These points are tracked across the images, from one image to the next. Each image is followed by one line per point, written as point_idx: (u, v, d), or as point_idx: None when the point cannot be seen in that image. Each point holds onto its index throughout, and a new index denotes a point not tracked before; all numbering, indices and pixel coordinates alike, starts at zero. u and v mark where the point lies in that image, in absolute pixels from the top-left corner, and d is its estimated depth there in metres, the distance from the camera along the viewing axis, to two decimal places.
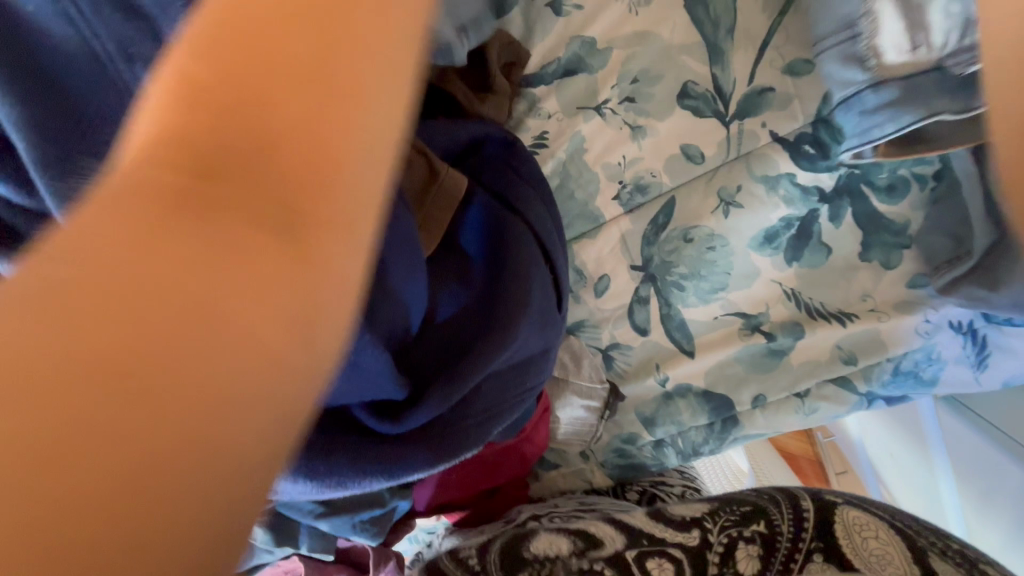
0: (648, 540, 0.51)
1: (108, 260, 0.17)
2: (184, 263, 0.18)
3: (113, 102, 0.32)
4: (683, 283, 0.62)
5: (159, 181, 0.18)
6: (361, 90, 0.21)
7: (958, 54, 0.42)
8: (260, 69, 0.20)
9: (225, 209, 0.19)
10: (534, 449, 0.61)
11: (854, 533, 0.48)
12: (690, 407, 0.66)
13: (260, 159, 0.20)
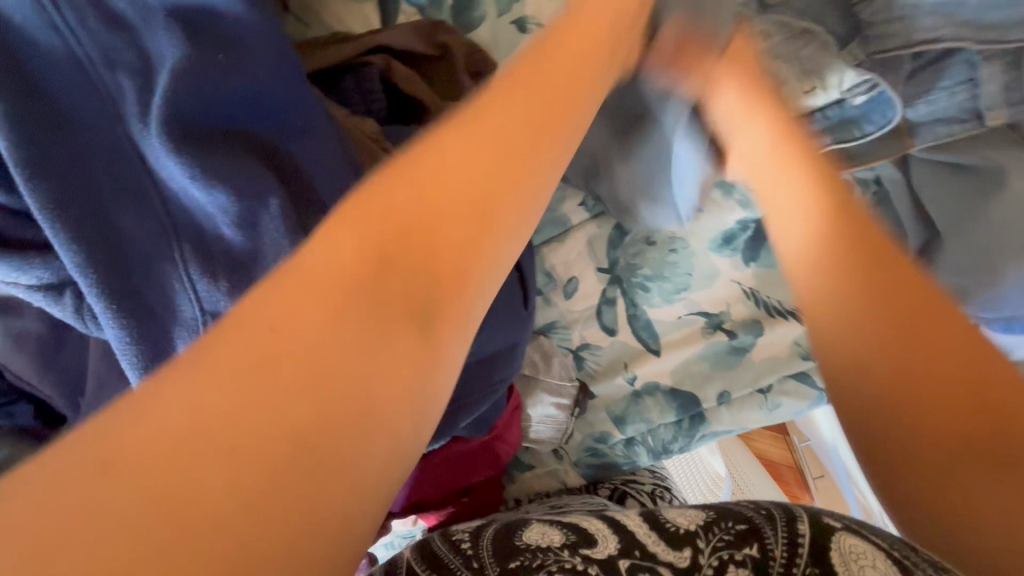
0: (639, 550, 0.39)
1: (307, 326, 0.25)
2: (350, 331, 0.26)
3: (91, 104, 0.34)
4: (647, 284, 0.65)
5: (351, 265, 0.27)
6: (491, 228, 0.32)
7: (852, 89, 0.53)
8: (438, 194, 0.31)
9: (383, 291, 0.28)
10: (506, 449, 0.63)
11: (851, 562, 0.35)
12: (658, 405, 0.68)
13: (422, 254, 0.29)
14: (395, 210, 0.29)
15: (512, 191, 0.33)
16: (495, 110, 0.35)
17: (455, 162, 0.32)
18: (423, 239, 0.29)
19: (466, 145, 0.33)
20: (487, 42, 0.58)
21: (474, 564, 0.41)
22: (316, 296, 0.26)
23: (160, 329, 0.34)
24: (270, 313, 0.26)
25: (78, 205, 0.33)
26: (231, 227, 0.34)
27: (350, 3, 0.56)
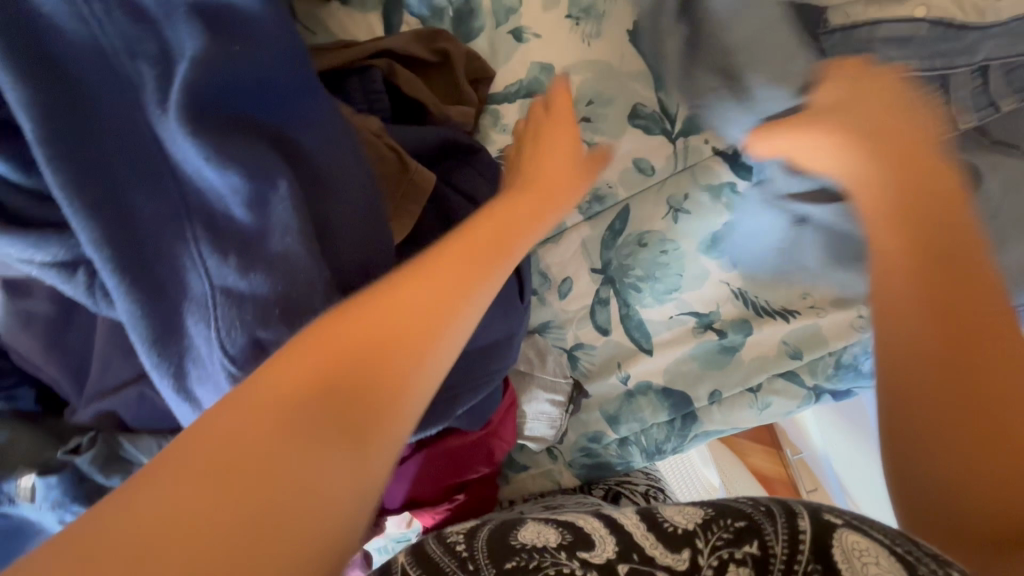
0: (638, 553, 0.39)
1: (243, 439, 0.27)
2: (291, 457, 0.28)
3: (112, 90, 0.36)
4: (639, 285, 0.67)
5: (290, 392, 0.30)
6: (425, 353, 0.33)
7: None
8: (391, 322, 0.33)
9: (315, 414, 0.29)
10: (501, 446, 0.63)
11: (855, 560, 0.35)
12: (651, 404, 0.70)
13: (367, 382, 0.31)
14: (337, 341, 0.32)
15: (458, 323, 0.36)
16: (455, 249, 0.40)
17: (413, 295, 0.35)
18: (358, 366, 0.31)
19: (424, 279, 0.36)
20: (486, 52, 0.61)
21: (469, 566, 0.40)
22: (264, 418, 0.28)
23: (173, 303, 0.36)
24: (218, 437, 0.27)
25: (95, 185, 0.35)
26: (242, 207, 0.36)
27: (355, 13, 0.59)
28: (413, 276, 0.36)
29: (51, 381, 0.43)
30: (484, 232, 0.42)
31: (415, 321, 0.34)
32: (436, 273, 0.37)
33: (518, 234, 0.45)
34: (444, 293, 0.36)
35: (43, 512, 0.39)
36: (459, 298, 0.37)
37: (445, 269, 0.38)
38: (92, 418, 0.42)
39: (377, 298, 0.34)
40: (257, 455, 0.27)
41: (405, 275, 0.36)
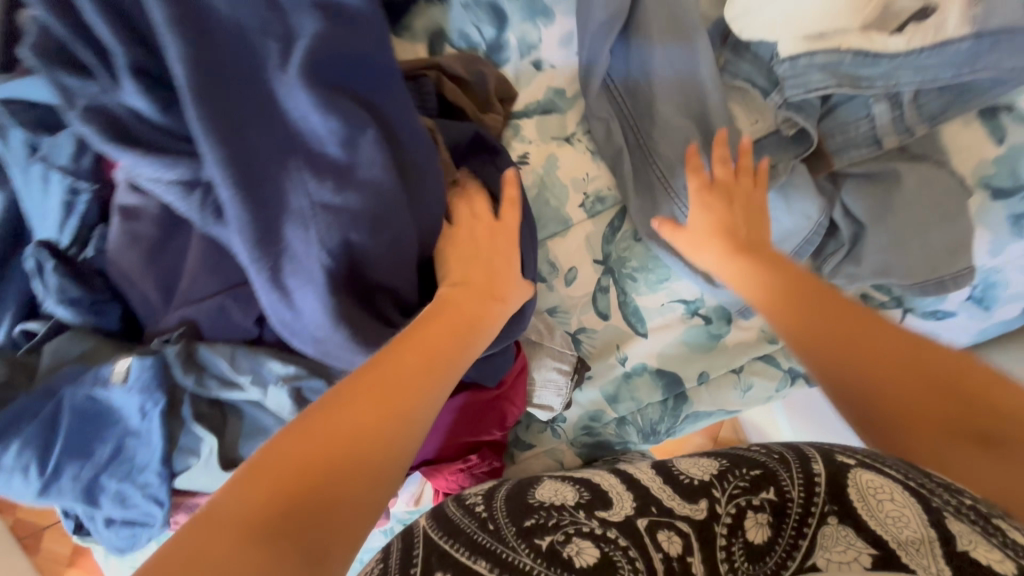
0: (656, 507, 0.45)
1: (211, 542, 0.31)
2: (269, 560, 0.32)
3: (244, 57, 0.46)
4: (635, 275, 0.77)
5: (256, 502, 0.34)
6: (379, 457, 0.38)
7: (784, 121, 0.68)
8: (346, 431, 0.38)
9: (278, 518, 0.33)
10: (512, 411, 0.69)
11: (869, 497, 0.40)
12: (646, 384, 0.77)
13: (328, 485, 0.36)
14: (297, 452, 0.36)
15: (407, 426, 0.41)
16: (407, 352, 0.44)
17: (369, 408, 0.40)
18: (318, 471, 0.36)
19: (376, 387, 0.41)
20: (511, 78, 0.74)
21: (492, 529, 0.46)
22: (239, 531, 0.32)
23: (278, 215, 0.45)
24: (209, 549, 0.31)
25: (223, 121, 0.45)
26: (336, 145, 0.47)
27: (405, 44, 0.73)
28: (364, 385, 0.41)
29: (145, 294, 0.50)
30: (434, 332, 0.47)
31: (369, 430, 0.39)
32: (389, 379, 0.42)
33: (471, 323, 0.50)
34: (391, 397, 0.41)
35: (131, 396, 0.45)
36: (410, 399, 0.42)
37: (396, 378, 0.42)
38: (179, 323, 0.48)
39: (332, 409, 0.39)
40: (224, 556, 0.31)
41: (355, 381, 0.41)
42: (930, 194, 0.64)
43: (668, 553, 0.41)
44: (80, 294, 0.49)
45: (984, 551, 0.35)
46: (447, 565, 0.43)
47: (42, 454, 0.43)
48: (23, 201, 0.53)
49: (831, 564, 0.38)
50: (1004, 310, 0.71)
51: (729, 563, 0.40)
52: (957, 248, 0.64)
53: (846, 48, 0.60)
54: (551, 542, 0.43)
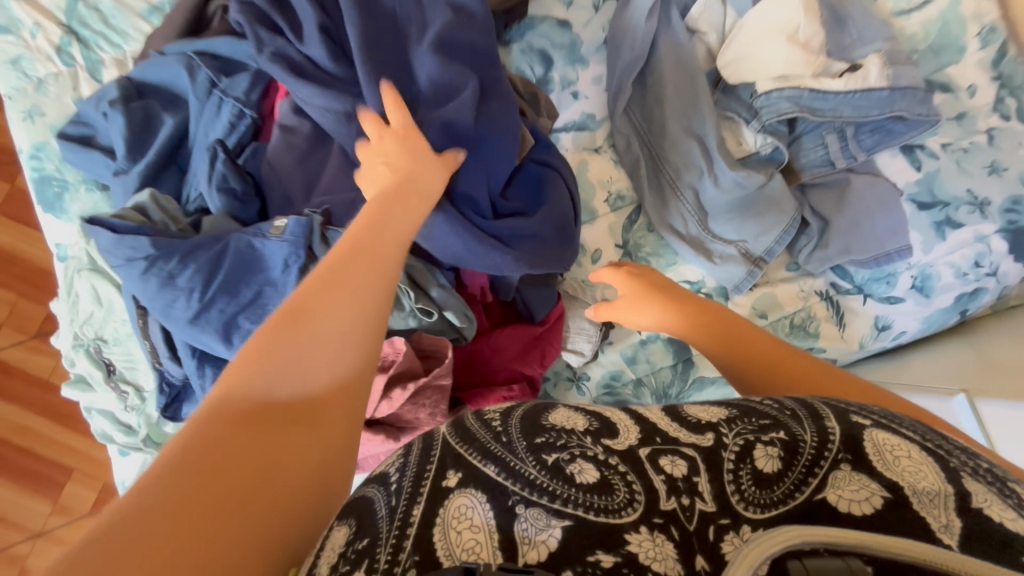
0: (661, 437, 0.39)
1: (213, 433, 0.36)
2: (265, 436, 0.37)
3: (393, 29, 0.66)
4: (649, 259, 0.92)
5: (250, 396, 0.39)
6: (358, 343, 0.44)
7: (764, 141, 0.88)
8: (321, 324, 0.43)
9: (274, 405, 0.39)
10: (551, 352, 0.79)
11: (886, 452, 0.38)
12: (660, 350, 0.89)
13: (299, 375, 0.41)
14: (275, 348, 0.41)
15: (378, 315, 0.46)
16: (342, 265, 0.47)
17: (324, 308, 0.43)
18: (301, 361, 0.41)
19: (324, 295, 0.44)
20: (554, 101, 0.94)
21: (503, 440, 0.39)
22: (234, 422, 0.37)
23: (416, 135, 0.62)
24: (210, 436, 0.36)
25: (377, 64, 0.63)
26: (453, 89, 0.65)
27: None
28: (331, 284, 0.45)
29: (288, 193, 0.66)
30: (368, 246, 0.50)
31: (328, 328, 0.43)
32: (328, 287, 0.45)
33: (397, 238, 0.53)
34: (358, 292, 0.46)
35: (279, 249, 0.58)
36: (374, 292, 0.47)
37: (343, 288, 0.45)
38: (319, 207, 0.63)
39: (302, 307, 0.43)
40: (224, 439, 0.36)
41: (319, 282, 0.45)
42: (874, 193, 0.86)
43: (671, 476, 0.37)
44: (237, 186, 0.64)
45: (999, 509, 0.35)
46: (456, 467, 0.38)
47: (205, 284, 0.57)
48: (196, 124, 0.69)
49: (847, 502, 0.36)
50: (940, 298, 0.89)
51: (736, 492, 0.37)
52: (898, 232, 0.86)
53: (803, 87, 0.84)
54: (557, 459, 0.37)
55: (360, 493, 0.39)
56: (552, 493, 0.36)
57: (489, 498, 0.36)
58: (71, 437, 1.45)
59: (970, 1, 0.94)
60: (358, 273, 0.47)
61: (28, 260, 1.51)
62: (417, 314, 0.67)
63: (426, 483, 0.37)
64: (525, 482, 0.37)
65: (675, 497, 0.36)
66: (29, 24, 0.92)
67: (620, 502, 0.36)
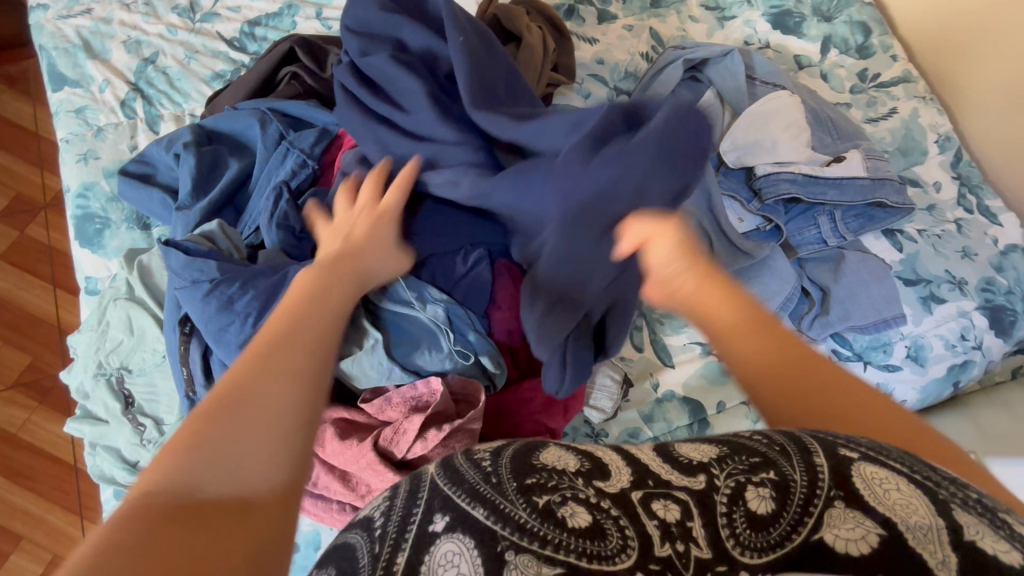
0: (653, 479, 0.39)
1: (136, 527, 0.33)
2: (186, 539, 0.33)
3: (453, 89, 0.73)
4: (662, 321, 0.97)
5: (176, 481, 0.36)
6: (300, 415, 0.42)
7: (757, 209, 0.99)
8: (255, 396, 0.42)
9: (206, 490, 0.36)
10: (576, 406, 0.80)
11: (875, 485, 0.37)
12: (675, 407, 0.91)
13: (228, 470, 0.37)
14: (204, 429, 0.39)
15: (313, 379, 0.45)
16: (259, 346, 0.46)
17: (254, 384, 0.42)
18: (231, 438, 0.39)
19: (254, 372, 0.43)
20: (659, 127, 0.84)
21: (494, 481, 0.39)
22: (147, 519, 0.34)
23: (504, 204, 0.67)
24: (123, 545, 0.32)
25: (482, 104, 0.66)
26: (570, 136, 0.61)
27: None
28: (262, 356, 0.45)
29: None
30: (287, 327, 0.49)
31: (263, 407, 0.41)
32: (256, 363, 0.44)
33: (326, 312, 0.53)
34: (282, 358, 0.46)
35: None
36: (300, 355, 0.46)
37: (265, 365, 0.44)
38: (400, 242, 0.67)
39: (232, 383, 0.42)
40: (151, 534, 0.33)
41: (244, 359, 0.45)
42: (865, 266, 0.95)
43: (664, 521, 0.37)
44: (296, 223, 0.69)
45: (992, 541, 0.34)
46: (443, 512, 0.38)
47: (260, 310, 0.60)
48: (259, 169, 0.75)
49: (841, 541, 0.35)
50: (934, 368, 0.95)
51: (730, 536, 0.36)
52: (893, 301, 0.93)
53: (798, 172, 0.96)
54: (548, 501, 0.37)
55: (342, 541, 0.40)
56: (542, 539, 0.36)
57: (477, 543, 0.36)
58: (28, 500, 1.32)
59: (925, 116, 1.12)
60: (284, 345, 0.47)
61: (23, 306, 1.48)
62: (455, 356, 0.69)
63: (411, 527, 0.38)
64: (515, 526, 0.36)
65: (669, 542, 0.36)
66: (100, 81, 1.01)
67: (613, 548, 0.36)
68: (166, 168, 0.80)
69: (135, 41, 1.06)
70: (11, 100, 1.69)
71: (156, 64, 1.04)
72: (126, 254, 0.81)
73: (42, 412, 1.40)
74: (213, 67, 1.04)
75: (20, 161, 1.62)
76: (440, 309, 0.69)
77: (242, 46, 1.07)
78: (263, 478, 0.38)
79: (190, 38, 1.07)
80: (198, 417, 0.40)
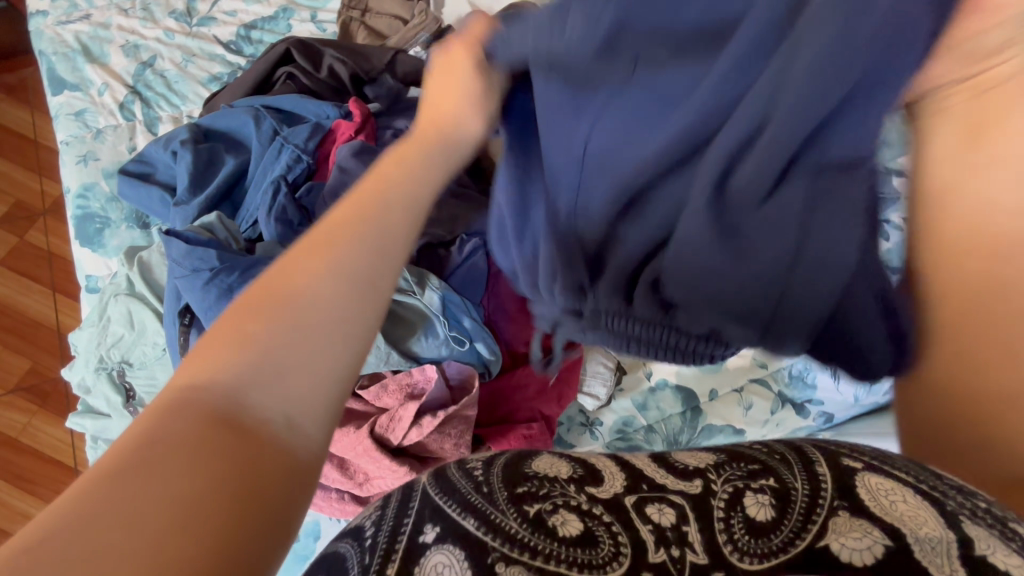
0: (646, 484, 0.33)
1: (183, 415, 0.25)
2: (239, 444, 0.25)
3: None
4: None
5: (238, 352, 0.27)
6: (383, 296, 0.31)
7: None
8: (338, 261, 0.31)
9: (277, 373, 0.27)
10: (570, 394, 0.81)
11: (880, 497, 0.30)
12: (668, 396, 0.92)
13: (293, 362, 0.28)
14: (272, 294, 0.29)
15: (399, 253, 0.33)
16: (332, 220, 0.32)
17: (341, 250, 0.31)
18: (304, 309, 0.29)
19: (340, 233, 0.32)
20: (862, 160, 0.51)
21: (484, 491, 0.32)
22: (202, 408, 0.25)
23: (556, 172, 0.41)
24: (173, 439, 0.24)
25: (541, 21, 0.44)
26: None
27: None
28: (348, 214, 0.32)
29: None
30: (371, 198, 0.34)
31: (345, 279, 0.30)
32: (343, 222, 0.32)
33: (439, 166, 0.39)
34: (367, 219, 0.33)
35: None
36: (392, 224, 0.33)
37: (332, 258, 0.31)
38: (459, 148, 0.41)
39: (314, 241, 0.31)
40: (200, 433, 0.25)
41: (332, 212, 0.33)
42: None
43: (659, 526, 0.31)
44: (293, 215, 0.71)
45: (1005, 556, 0.27)
46: (435, 521, 0.32)
47: None
48: (256, 164, 0.76)
49: (849, 553, 0.29)
50: None
51: (727, 541, 0.30)
52: None
53: None
54: (539, 510, 0.32)
55: (333, 548, 0.33)
56: (533, 549, 0.30)
57: (468, 554, 0.30)
58: (28, 503, 1.32)
59: None
60: (377, 198, 0.34)
61: (25, 311, 1.49)
62: (450, 342, 0.70)
63: (403, 537, 0.31)
64: (504, 536, 0.31)
65: (663, 548, 0.31)
66: (99, 84, 1.03)
67: (605, 556, 0.30)
68: (165, 168, 0.82)
69: (133, 46, 1.08)
70: (12, 108, 1.71)
71: (154, 68, 1.06)
72: (127, 251, 0.82)
73: (44, 415, 1.41)
74: (210, 69, 1.06)
75: (19, 168, 1.64)
76: (439, 295, 0.70)
77: (238, 49, 1.09)
78: (307, 424, 0.27)
79: (187, 41, 1.09)
80: (272, 273, 0.30)
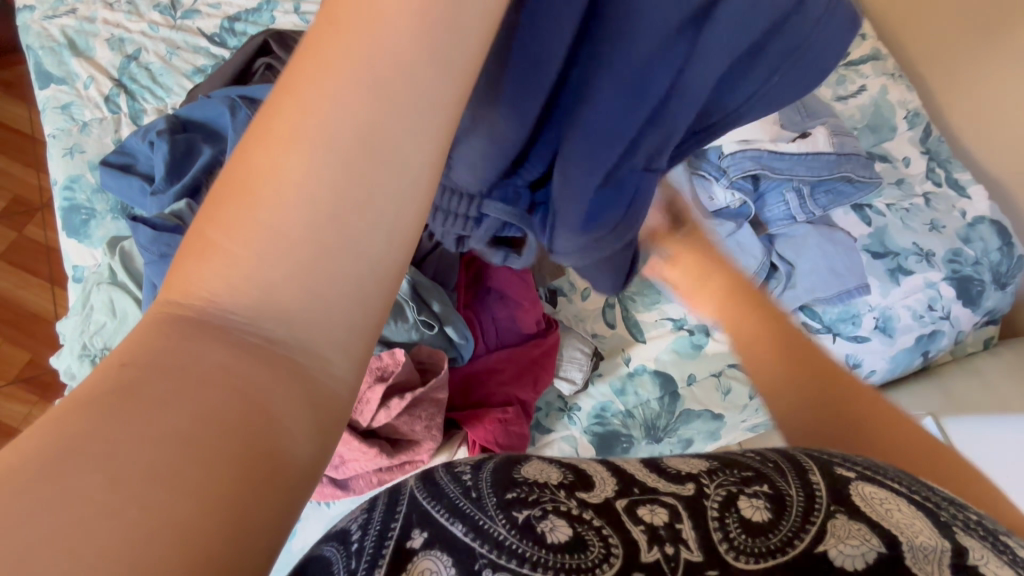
0: (639, 486, 0.29)
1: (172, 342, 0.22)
2: (232, 376, 0.22)
3: None
4: (634, 298, 0.97)
5: (230, 253, 0.24)
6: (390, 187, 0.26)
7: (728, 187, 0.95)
8: (336, 138, 0.25)
9: (276, 286, 0.24)
10: (546, 381, 0.82)
11: (876, 504, 0.29)
12: (647, 382, 0.93)
13: (295, 275, 0.24)
14: (260, 183, 0.25)
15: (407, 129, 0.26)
16: (314, 66, 0.25)
17: (332, 121, 0.25)
18: (300, 208, 0.24)
19: (335, 99, 0.25)
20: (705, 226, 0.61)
21: (473, 495, 0.28)
22: (197, 336, 0.23)
23: (559, 9, 0.34)
24: (160, 367, 0.21)
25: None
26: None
27: None
28: (344, 74, 0.25)
29: None
30: (360, 49, 0.25)
31: (348, 167, 0.25)
32: (334, 83, 0.25)
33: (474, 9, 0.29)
34: (372, 80, 0.25)
35: None
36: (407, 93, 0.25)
37: (318, 147, 0.24)
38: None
39: (302, 104, 0.25)
40: (186, 364, 0.22)
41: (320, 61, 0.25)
42: (829, 237, 0.95)
43: (651, 525, 0.27)
44: None
45: (996, 567, 0.27)
46: (424, 526, 0.27)
47: None
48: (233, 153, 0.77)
49: (844, 559, 0.26)
50: (902, 338, 0.95)
51: (723, 540, 0.27)
52: (854, 270, 0.93)
53: (762, 149, 0.93)
54: (529, 516, 0.27)
55: (318, 553, 0.28)
56: (522, 556, 0.26)
57: (456, 562, 0.26)
58: None
59: (895, 92, 1.14)
60: (380, 46, 0.25)
61: (25, 305, 1.52)
62: (419, 326, 0.72)
63: (389, 543, 0.26)
64: (493, 543, 0.26)
65: (658, 546, 0.27)
66: (85, 78, 1.04)
67: (595, 559, 0.26)
68: (146, 159, 0.83)
69: (118, 39, 1.09)
70: (8, 103, 1.73)
71: (139, 61, 1.07)
72: (109, 242, 0.84)
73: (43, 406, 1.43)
74: (194, 62, 1.08)
75: (18, 163, 1.66)
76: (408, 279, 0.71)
77: (222, 42, 1.10)
78: (322, 349, 0.24)
79: (171, 35, 1.10)
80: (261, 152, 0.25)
